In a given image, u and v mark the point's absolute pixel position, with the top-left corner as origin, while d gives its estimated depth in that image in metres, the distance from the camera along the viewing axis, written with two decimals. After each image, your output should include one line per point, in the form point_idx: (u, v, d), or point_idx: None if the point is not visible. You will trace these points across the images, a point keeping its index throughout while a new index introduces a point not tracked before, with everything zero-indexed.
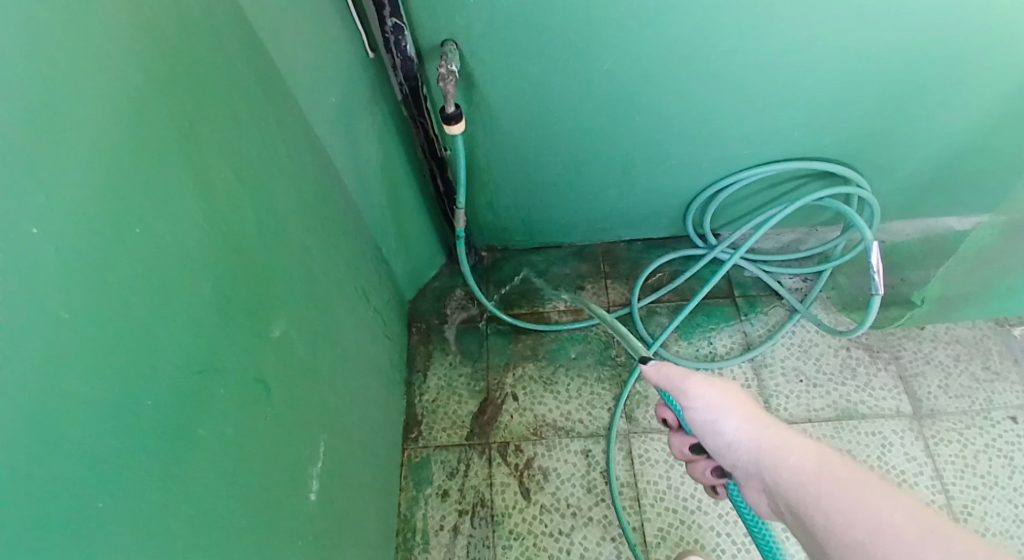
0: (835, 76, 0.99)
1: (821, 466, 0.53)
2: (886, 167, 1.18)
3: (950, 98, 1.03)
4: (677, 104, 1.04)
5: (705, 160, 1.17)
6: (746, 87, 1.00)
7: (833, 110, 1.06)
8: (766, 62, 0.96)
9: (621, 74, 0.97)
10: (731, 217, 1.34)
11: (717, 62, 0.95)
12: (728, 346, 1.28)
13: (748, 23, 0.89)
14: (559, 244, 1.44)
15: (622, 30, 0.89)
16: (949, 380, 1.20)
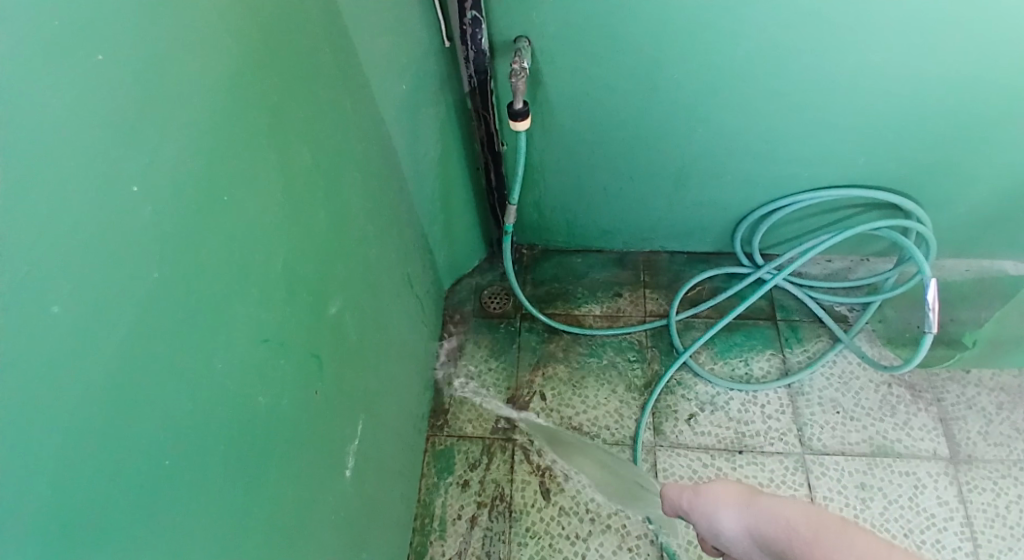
0: (906, 105, 0.97)
1: (801, 522, 0.48)
2: (948, 203, 1.15)
3: (1023, 137, 1.00)
4: (741, 120, 1.02)
5: (761, 179, 1.15)
6: (815, 108, 0.99)
7: (899, 140, 1.03)
8: (836, 85, 0.94)
9: (689, 85, 0.96)
10: (780, 238, 1.32)
11: (790, 80, 0.94)
12: (765, 369, 1.26)
13: (828, 42, 0.87)
14: (600, 249, 1.44)
15: (697, 39, 0.88)
16: (991, 427, 1.17)
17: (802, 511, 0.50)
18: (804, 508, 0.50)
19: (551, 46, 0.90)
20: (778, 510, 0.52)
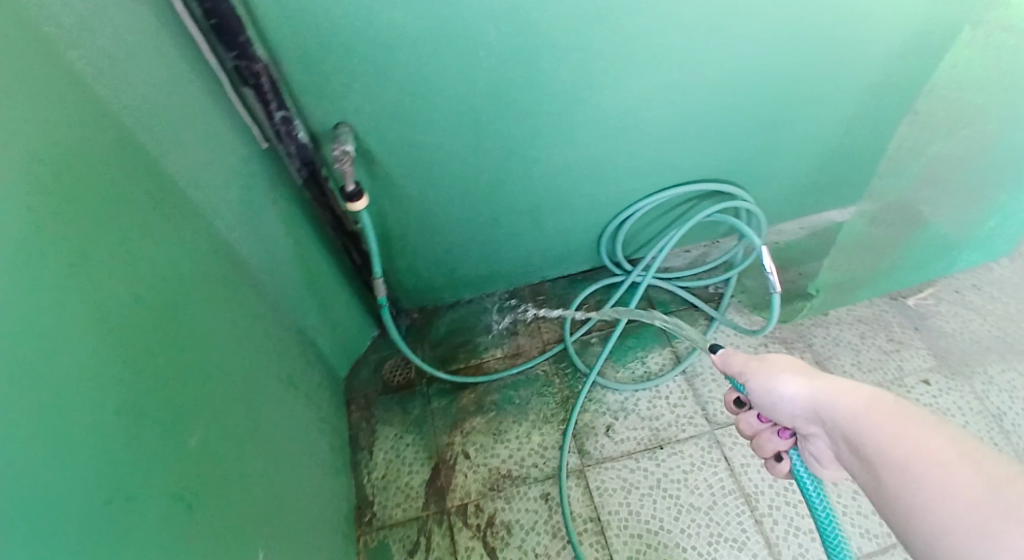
0: (701, 107, 1.07)
1: (874, 410, 0.60)
2: (773, 176, 1.27)
3: (806, 111, 1.13)
4: (572, 148, 1.10)
5: (604, 196, 1.24)
6: (634, 122, 1.07)
7: (708, 136, 1.14)
8: (639, 104, 1.03)
9: (515, 128, 1.02)
10: (640, 242, 1.42)
11: (603, 104, 1.02)
12: (661, 362, 1.34)
13: (627, 65, 0.96)
14: (486, 293, 1.46)
15: (509, 87, 0.94)
16: (861, 357, 1.30)
17: (869, 395, 0.62)
18: (870, 392, 0.62)
19: (374, 124, 0.93)
20: (856, 395, 0.62)
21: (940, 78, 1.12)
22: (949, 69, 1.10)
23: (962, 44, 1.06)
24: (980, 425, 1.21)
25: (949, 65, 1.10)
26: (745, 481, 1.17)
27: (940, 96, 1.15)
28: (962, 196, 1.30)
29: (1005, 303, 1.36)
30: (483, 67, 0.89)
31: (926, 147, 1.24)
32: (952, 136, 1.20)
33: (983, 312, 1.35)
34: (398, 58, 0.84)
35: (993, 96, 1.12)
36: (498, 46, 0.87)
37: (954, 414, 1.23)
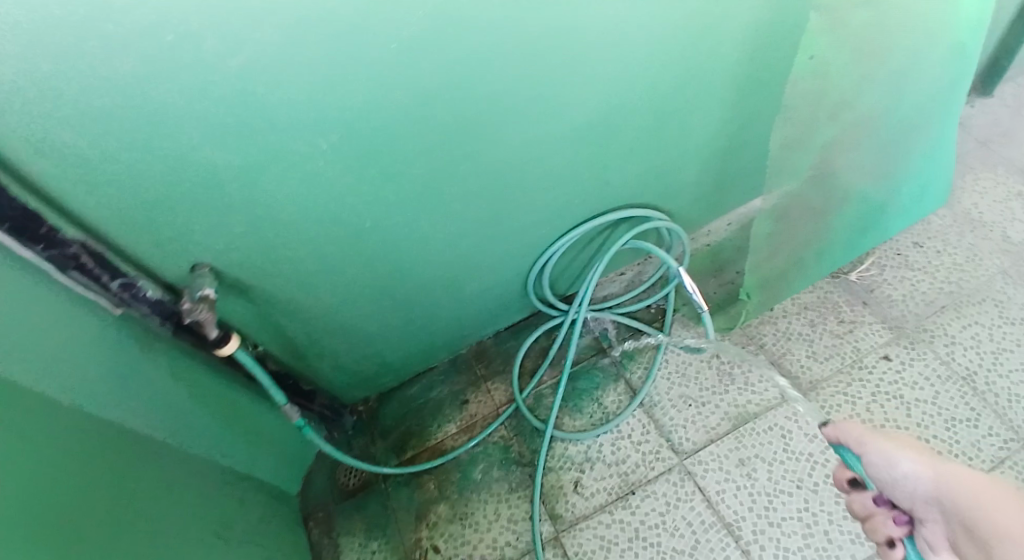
0: (579, 150, 1.02)
1: (974, 493, 0.69)
2: (682, 187, 1.22)
3: (689, 127, 1.09)
4: (460, 216, 1.04)
5: (510, 251, 1.19)
6: (514, 176, 1.01)
7: (598, 172, 1.09)
8: (511, 165, 0.98)
9: (391, 215, 0.97)
10: (572, 276, 1.36)
11: (475, 171, 0.96)
12: (617, 400, 1.27)
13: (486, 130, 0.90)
14: (430, 366, 1.39)
15: (368, 182, 0.89)
16: (816, 347, 1.25)
17: (973, 476, 0.71)
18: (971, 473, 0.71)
19: (234, 253, 0.88)
20: (970, 476, 0.70)
21: (800, 70, 1.05)
22: (806, 58, 1.03)
23: (811, 28, 1.00)
24: (950, 392, 1.17)
25: (805, 54, 1.03)
26: (724, 510, 1.12)
27: (810, 86, 1.08)
28: (872, 158, 1.22)
29: (949, 255, 1.31)
30: (331, 169, 0.84)
31: (810, 141, 1.15)
32: (831, 119, 1.13)
33: (928, 270, 1.30)
34: (230, 185, 0.79)
35: (852, 69, 1.07)
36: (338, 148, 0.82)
37: (921, 386, 1.18)
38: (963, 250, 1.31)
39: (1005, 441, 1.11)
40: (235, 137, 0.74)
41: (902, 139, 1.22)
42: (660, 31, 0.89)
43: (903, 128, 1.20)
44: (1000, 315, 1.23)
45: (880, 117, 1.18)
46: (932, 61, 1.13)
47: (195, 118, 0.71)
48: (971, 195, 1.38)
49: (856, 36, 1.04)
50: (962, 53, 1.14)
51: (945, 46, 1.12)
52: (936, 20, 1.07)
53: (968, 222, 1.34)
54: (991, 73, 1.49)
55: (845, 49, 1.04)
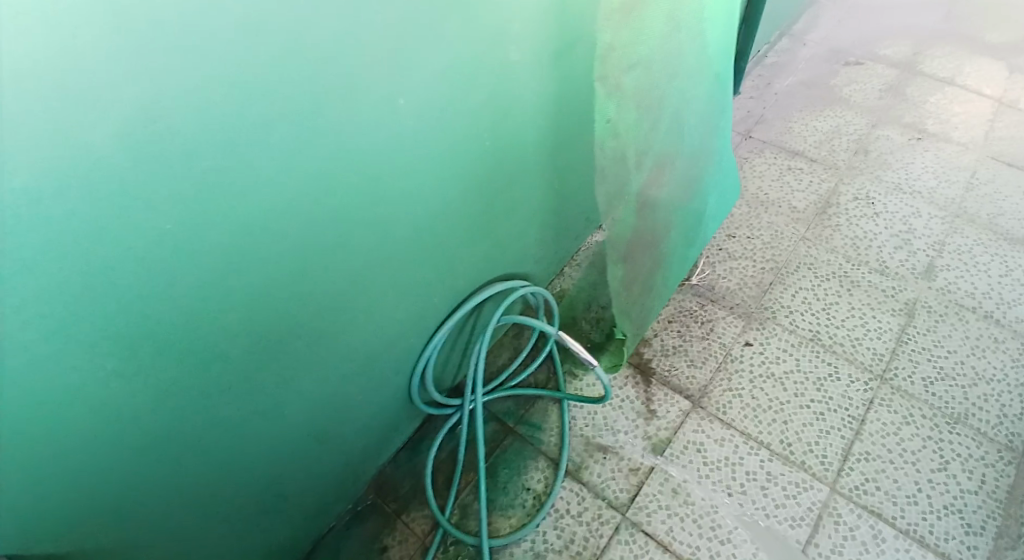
0: (422, 248, 0.97)
1: None
2: (525, 241, 1.24)
3: (513, 192, 1.10)
4: (326, 353, 0.93)
5: (381, 369, 1.08)
6: (371, 292, 0.93)
7: (444, 262, 1.04)
8: (362, 286, 0.90)
9: (254, 382, 0.83)
10: (453, 370, 1.28)
11: (336, 301, 0.87)
12: (542, 478, 1.21)
13: (337, 256, 0.82)
14: (329, 526, 1.21)
15: (222, 355, 0.75)
16: (692, 355, 1.31)
17: None
18: None
19: (68, 503, 0.69)
20: None
21: (600, 134, 0.95)
22: (602, 122, 0.94)
23: (598, 93, 0.91)
24: (808, 355, 1.31)
25: (601, 117, 0.93)
26: (680, 547, 1.12)
27: (614, 143, 0.98)
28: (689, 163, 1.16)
29: (758, 236, 1.48)
30: (176, 359, 0.70)
31: (629, 187, 1.05)
32: (640, 169, 1.06)
33: (749, 255, 1.45)
34: (32, 428, 0.60)
35: (642, 129, 1.02)
36: (179, 330, 0.68)
37: (785, 358, 1.30)
38: (766, 229, 1.49)
39: (865, 382, 1.26)
40: (41, 372, 0.58)
41: (702, 167, 1.21)
42: (473, 112, 0.88)
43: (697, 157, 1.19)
44: (815, 275, 1.41)
45: (682, 136, 1.12)
46: (705, 94, 1.13)
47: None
48: (756, 180, 1.58)
49: (639, 98, 0.98)
50: (724, 75, 1.16)
51: (710, 76, 1.12)
52: (691, 63, 1.06)
53: (761, 205, 1.53)
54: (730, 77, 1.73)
55: (632, 111, 0.98)
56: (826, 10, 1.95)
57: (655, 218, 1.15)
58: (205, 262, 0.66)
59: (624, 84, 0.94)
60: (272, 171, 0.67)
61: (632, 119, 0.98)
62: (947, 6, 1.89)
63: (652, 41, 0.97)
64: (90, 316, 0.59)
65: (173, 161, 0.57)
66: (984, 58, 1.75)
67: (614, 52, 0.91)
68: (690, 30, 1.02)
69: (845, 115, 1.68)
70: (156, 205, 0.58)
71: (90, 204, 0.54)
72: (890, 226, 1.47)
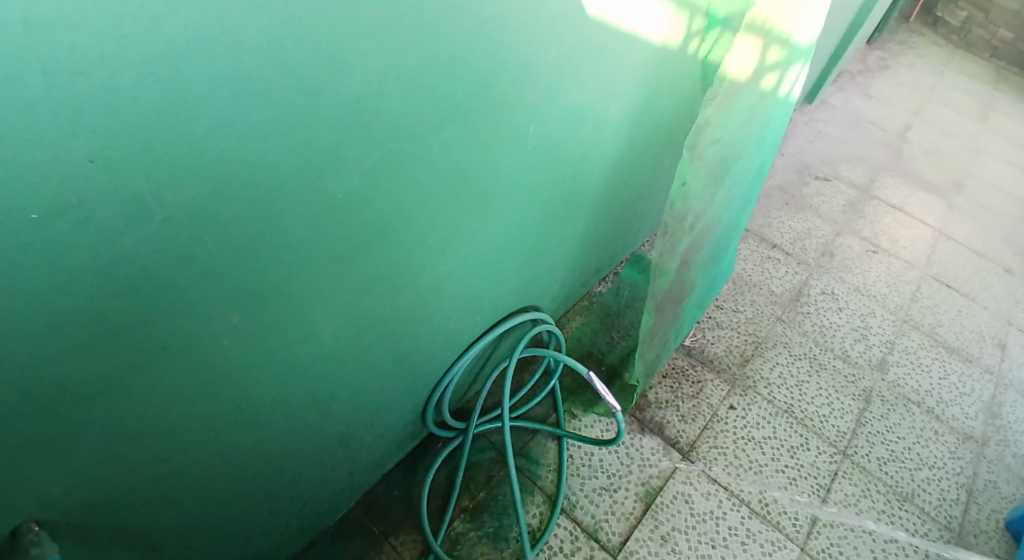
0: (476, 259, 1.02)
1: None
2: (550, 273, 1.31)
3: (557, 227, 1.19)
4: (377, 340, 0.94)
5: (412, 375, 1.09)
6: (429, 290, 0.97)
7: (487, 275, 1.09)
8: (426, 279, 0.94)
9: (316, 350, 0.83)
10: (461, 394, 1.28)
11: (405, 283, 0.90)
12: (537, 513, 1.22)
13: (423, 236, 0.86)
14: (311, 540, 1.14)
15: (304, 309, 0.76)
16: (683, 410, 1.41)
17: None
18: None
19: (127, 428, 0.67)
20: None
21: (675, 196, 1.00)
22: (681, 184, 0.99)
23: (686, 160, 0.96)
24: (783, 424, 1.42)
25: (680, 178, 0.99)
26: None
27: (681, 205, 1.03)
28: (717, 233, 1.26)
29: (742, 311, 1.62)
30: (265, 301, 0.71)
31: (677, 248, 1.12)
32: (689, 231, 1.13)
33: (734, 326, 1.59)
34: (141, 324, 0.60)
35: (703, 196, 1.09)
36: (287, 265, 0.70)
37: (763, 424, 1.41)
38: (749, 307, 1.63)
39: (830, 455, 1.38)
40: (169, 273, 0.59)
41: (724, 239, 1.30)
42: (548, 141, 0.98)
43: (722, 229, 1.28)
44: (789, 353, 1.55)
45: (722, 209, 1.21)
46: (748, 176, 1.22)
47: (125, 256, 0.55)
48: (739, 261, 1.74)
49: (710, 170, 1.05)
50: (763, 166, 1.26)
51: (756, 161, 1.21)
52: (751, 148, 1.14)
53: (744, 285, 1.68)
54: None
55: (702, 178, 1.04)
56: (798, 129, 2.20)
57: (683, 276, 1.22)
58: (323, 209, 0.68)
59: (706, 156, 1.00)
60: (403, 146, 0.72)
61: (699, 185, 1.05)
62: (897, 145, 2.19)
63: (738, 122, 1.02)
64: (229, 227, 0.61)
65: (343, 90, 0.61)
66: (928, 194, 2.04)
67: (711, 126, 0.96)
68: (762, 116, 1.09)
69: (814, 220, 1.90)
70: (318, 135, 0.62)
71: (272, 113, 0.57)
72: (851, 319, 1.65)
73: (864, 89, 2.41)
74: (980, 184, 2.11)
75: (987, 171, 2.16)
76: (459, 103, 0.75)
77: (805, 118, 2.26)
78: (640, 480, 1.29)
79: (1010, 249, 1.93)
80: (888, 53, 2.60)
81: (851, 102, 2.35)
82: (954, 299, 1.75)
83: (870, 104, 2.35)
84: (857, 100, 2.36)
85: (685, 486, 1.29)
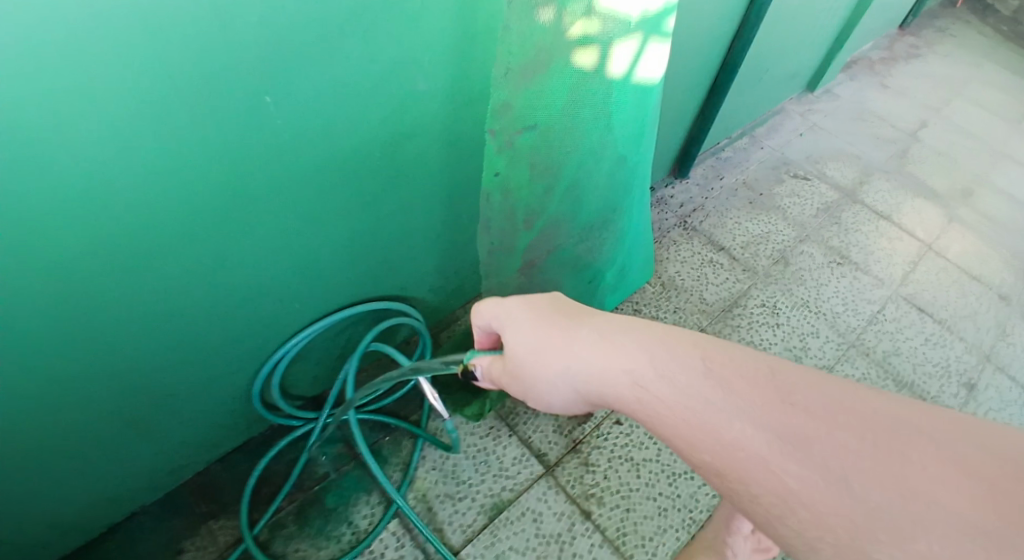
0: (282, 245, 0.95)
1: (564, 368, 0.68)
2: (416, 263, 1.21)
3: (407, 217, 1.09)
4: (156, 324, 0.90)
5: (224, 358, 1.05)
6: (216, 274, 0.91)
7: (308, 263, 1.02)
8: (209, 264, 0.89)
9: (58, 326, 0.80)
10: (312, 379, 1.24)
11: (172, 265, 0.85)
12: (369, 513, 1.17)
13: (186, 225, 0.81)
14: (134, 512, 1.15)
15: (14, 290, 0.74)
16: (560, 419, 1.30)
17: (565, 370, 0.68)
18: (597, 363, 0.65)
19: None
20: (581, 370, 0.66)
21: (490, 187, 0.91)
22: (491, 176, 0.90)
23: (489, 148, 0.87)
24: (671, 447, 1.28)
25: (489, 168, 0.90)
26: None
27: (504, 198, 0.94)
28: (583, 230, 1.13)
29: (662, 318, 1.48)
30: None
31: (516, 243, 1.01)
32: (526, 229, 1.00)
33: None
34: None
35: (537, 190, 0.97)
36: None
37: (647, 444, 1.28)
38: (670, 314, 1.48)
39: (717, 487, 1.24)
40: None
41: (594, 238, 1.16)
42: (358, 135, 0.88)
43: (600, 226, 1.16)
44: None
45: (579, 205, 1.07)
46: (616, 169, 1.09)
47: None
48: (674, 264, 1.58)
49: (536, 159, 0.93)
50: (629, 162, 1.10)
51: (612, 154, 1.06)
52: (593, 138, 0.99)
53: (672, 289, 1.53)
54: (686, 161, 1.69)
55: (528, 168, 0.95)
56: (791, 120, 1.97)
57: (538, 277, 1.09)
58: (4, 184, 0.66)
59: (522, 143, 0.90)
60: (107, 129, 0.68)
61: (524, 177, 0.95)
62: (904, 144, 1.93)
63: (554, 104, 0.91)
64: None
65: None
66: (926, 202, 1.78)
67: (510, 109, 0.86)
68: (598, 99, 0.95)
69: (777, 223, 1.70)
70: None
71: None
72: (787, 338, 1.48)
73: (881, 78, 2.13)
74: (995, 195, 1.83)
75: (1008, 179, 1.88)
76: (160, 56, 0.66)
77: (802, 108, 2.00)
78: (491, 490, 1.20)
79: (1013, 271, 1.67)
80: (922, 40, 2.30)
81: (862, 93, 2.07)
82: (925, 325, 1.53)
83: (885, 95, 2.07)
84: (869, 91, 2.08)
85: (539, 502, 1.19)
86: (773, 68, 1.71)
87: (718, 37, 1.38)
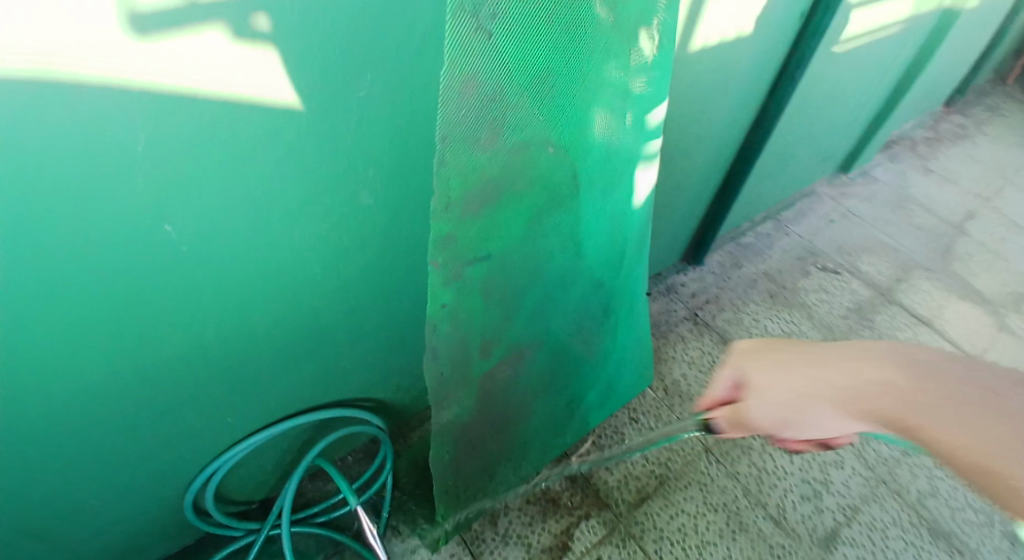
0: (208, 357, 0.81)
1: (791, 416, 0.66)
2: (376, 365, 1.07)
3: (362, 319, 0.95)
4: (51, 448, 0.76)
5: (144, 478, 0.90)
6: (127, 393, 0.77)
7: (245, 376, 0.88)
8: (112, 381, 0.75)
9: None
10: (255, 485, 1.08)
11: (64, 386, 0.71)
12: None
13: (78, 338, 0.68)
14: None
15: None
16: (533, 552, 1.12)
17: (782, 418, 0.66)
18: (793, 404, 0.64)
19: None
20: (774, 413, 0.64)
21: (437, 317, 0.74)
22: (436, 307, 0.72)
23: (434, 281, 0.70)
24: None
25: (434, 301, 0.72)
26: None
27: (453, 327, 0.77)
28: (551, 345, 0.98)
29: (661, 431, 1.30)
30: None
31: (474, 368, 0.86)
32: (483, 354, 0.85)
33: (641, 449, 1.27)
34: None
35: (494, 315, 0.83)
36: None
37: None
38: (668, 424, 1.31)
39: None
40: None
41: (560, 355, 1.02)
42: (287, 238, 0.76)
43: (568, 342, 1.01)
44: (703, 499, 1.21)
45: (546, 320, 0.93)
46: (584, 286, 0.95)
47: None
48: (678, 363, 1.41)
49: (489, 287, 0.79)
50: (597, 279, 0.97)
51: (580, 270, 0.93)
52: (557, 257, 0.86)
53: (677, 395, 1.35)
54: (699, 247, 1.53)
55: (479, 296, 0.78)
56: (822, 204, 1.79)
57: (497, 395, 0.95)
58: None
59: (473, 273, 0.74)
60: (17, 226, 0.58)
61: (477, 304, 0.79)
62: (949, 237, 1.73)
63: (512, 231, 0.76)
64: None
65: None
66: (973, 306, 1.58)
67: (463, 239, 0.70)
68: (562, 218, 0.82)
69: (800, 322, 1.51)
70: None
71: None
72: (805, 467, 1.28)
73: (925, 161, 1.95)
74: None
75: None
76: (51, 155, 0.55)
77: (834, 191, 1.83)
78: None
79: None
80: (971, 121, 2.12)
81: (902, 176, 1.90)
82: None
83: (930, 180, 1.89)
84: (911, 175, 1.90)
85: None
86: (801, 153, 1.56)
87: (736, 125, 1.24)
